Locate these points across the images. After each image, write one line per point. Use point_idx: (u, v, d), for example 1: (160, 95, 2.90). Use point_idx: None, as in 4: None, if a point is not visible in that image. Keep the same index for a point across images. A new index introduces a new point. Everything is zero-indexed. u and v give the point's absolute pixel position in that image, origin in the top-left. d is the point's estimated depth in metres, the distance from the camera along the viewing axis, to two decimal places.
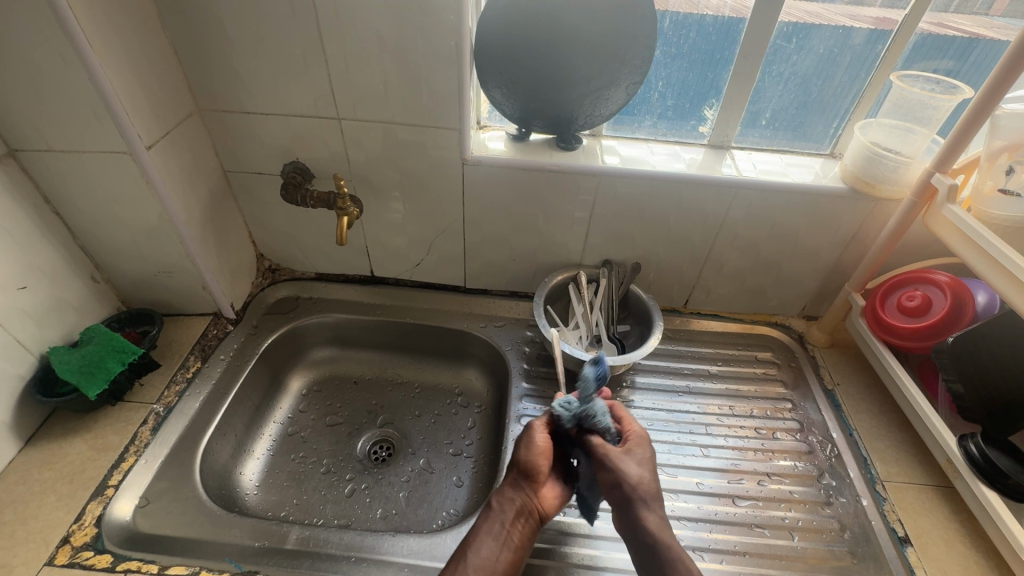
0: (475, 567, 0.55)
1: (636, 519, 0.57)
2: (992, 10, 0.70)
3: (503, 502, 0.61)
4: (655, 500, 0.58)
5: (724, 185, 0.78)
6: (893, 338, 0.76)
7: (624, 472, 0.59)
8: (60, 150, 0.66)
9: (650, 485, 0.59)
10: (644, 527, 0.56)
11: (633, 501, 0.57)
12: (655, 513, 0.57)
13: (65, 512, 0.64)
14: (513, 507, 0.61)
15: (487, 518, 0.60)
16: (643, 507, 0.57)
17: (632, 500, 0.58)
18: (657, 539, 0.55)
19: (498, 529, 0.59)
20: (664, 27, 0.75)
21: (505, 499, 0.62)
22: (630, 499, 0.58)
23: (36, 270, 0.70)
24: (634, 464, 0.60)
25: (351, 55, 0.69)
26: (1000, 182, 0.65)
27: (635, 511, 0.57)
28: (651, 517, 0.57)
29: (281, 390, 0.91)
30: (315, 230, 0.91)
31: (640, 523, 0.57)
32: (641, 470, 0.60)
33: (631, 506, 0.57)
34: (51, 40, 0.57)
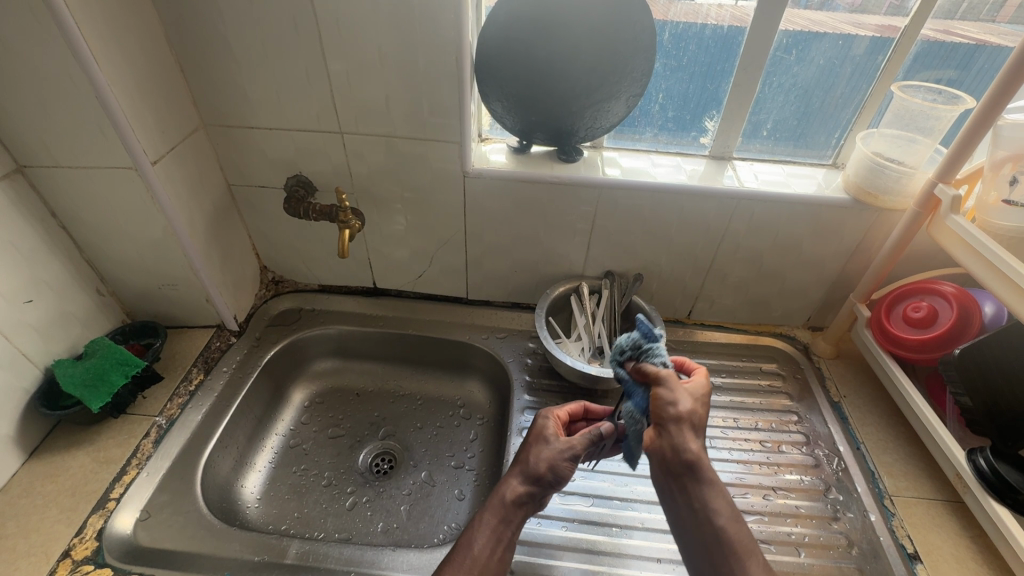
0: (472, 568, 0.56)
1: (680, 443, 0.54)
2: (998, 17, 0.70)
3: (515, 503, 0.60)
4: (700, 428, 0.56)
5: (725, 196, 0.78)
6: (899, 349, 0.76)
7: (676, 398, 0.56)
8: (67, 166, 0.67)
9: (699, 415, 0.56)
10: (684, 449, 0.54)
11: (678, 425, 0.55)
12: (697, 439, 0.55)
13: (66, 526, 0.64)
14: (521, 511, 0.60)
15: (493, 514, 0.60)
16: (687, 432, 0.55)
17: (679, 423, 0.55)
18: (698, 463, 0.54)
19: (501, 531, 0.59)
20: (663, 39, 0.75)
21: (518, 501, 0.60)
22: (680, 424, 0.55)
23: (42, 284, 0.70)
24: (689, 396, 0.57)
25: (353, 70, 0.70)
26: (1004, 193, 0.64)
27: (679, 433, 0.54)
28: (692, 441, 0.55)
29: (283, 402, 0.91)
30: (318, 243, 0.92)
31: (681, 445, 0.54)
32: (695, 403, 0.57)
33: (675, 427, 0.55)
34: (59, 60, 0.58)
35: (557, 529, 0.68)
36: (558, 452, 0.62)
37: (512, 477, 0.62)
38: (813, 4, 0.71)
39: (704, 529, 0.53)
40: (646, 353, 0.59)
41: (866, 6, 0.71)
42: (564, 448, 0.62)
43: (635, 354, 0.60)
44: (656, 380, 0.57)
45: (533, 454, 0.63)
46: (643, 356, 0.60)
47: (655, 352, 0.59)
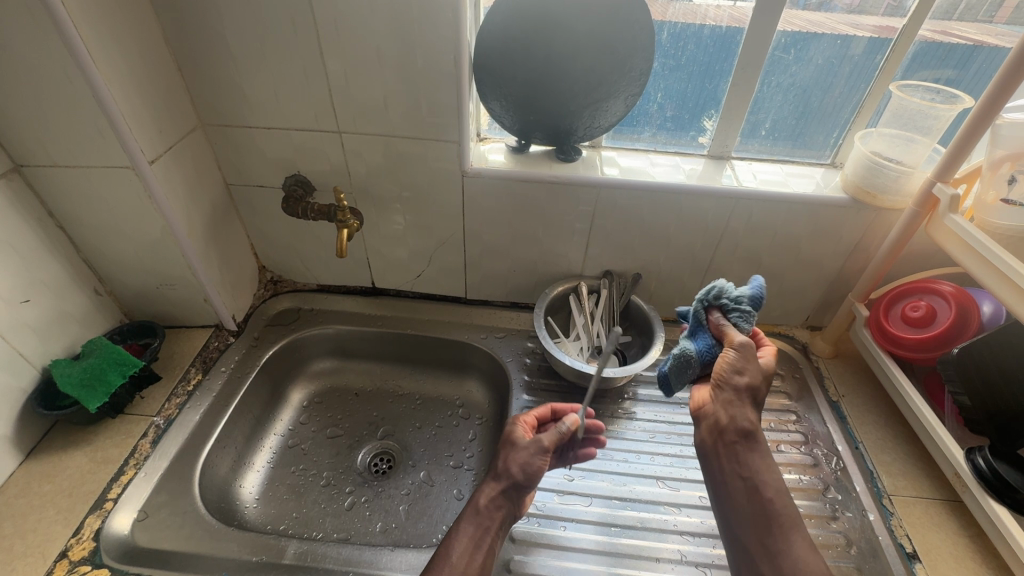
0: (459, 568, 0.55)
1: (744, 412, 0.61)
2: (996, 17, 0.70)
3: (487, 507, 0.61)
4: (761, 401, 0.62)
5: (724, 195, 0.78)
6: (897, 348, 0.76)
7: (749, 368, 0.62)
8: (64, 165, 0.67)
9: (762, 387, 0.63)
10: (744, 418, 0.60)
11: (749, 395, 0.61)
12: (755, 410, 0.62)
13: (64, 526, 0.64)
14: (498, 515, 0.61)
15: (472, 521, 0.60)
16: (748, 405, 0.61)
17: (739, 394, 0.61)
18: (754, 434, 0.60)
19: (482, 535, 0.59)
20: (662, 38, 0.75)
21: (493, 503, 0.61)
22: (741, 394, 0.61)
23: (39, 283, 0.70)
24: (755, 369, 0.62)
25: (352, 70, 0.70)
26: (1002, 192, 0.64)
27: (738, 405, 0.61)
28: (751, 413, 0.61)
29: (282, 402, 0.91)
30: (317, 242, 0.92)
31: (740, 415, 0.61)
32: (761, 377, 0.62)
33: (744, 400, 0.61)
34: (57, 59, 0.58)
35: (556, 529, 0.68)
36: (528, 452, 0.64)
37: (483, 484, 0.63)
38: (812, 4, 0.71)
39: (753, 499, 0.58)
40: (739, 312, 0.65)
41: (864, 6, 0.71)
42: (533, 447, 0.64)
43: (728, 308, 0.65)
44: (733, 344, 0.63)
45: (502, 460, 0.64)
46: (731, 314, 0.65)
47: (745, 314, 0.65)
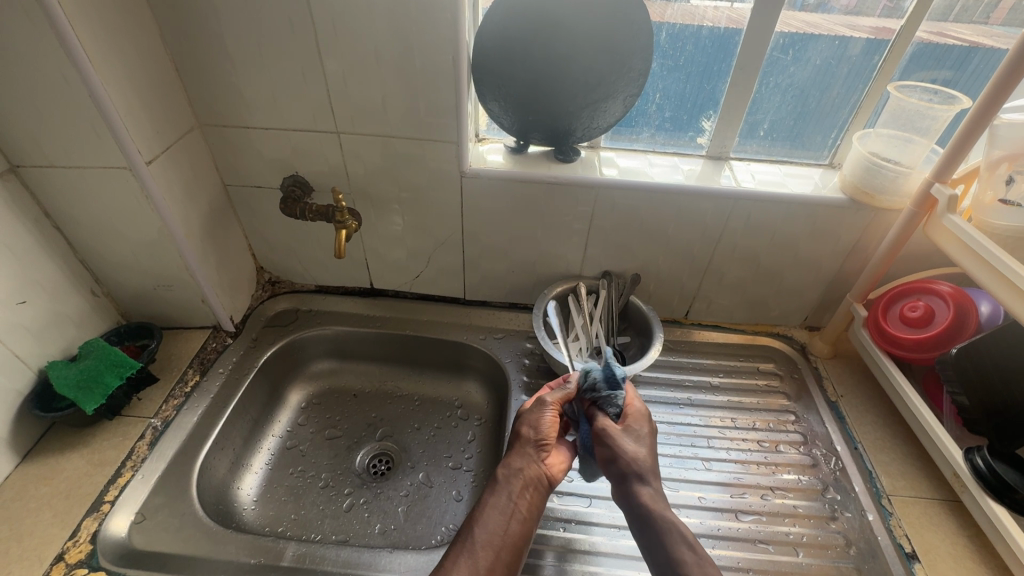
0: (483, 542, 0.56)
1: (634, 493, 0.57)
2: (991, 19, 0.69)
3: (509, 474, 0.62)
4: (648, 474, 0.58)
5: (722, 196, 0.78)
6: (896, 348, 0.76)
7: (620, 445, 0.60)
8: (61, 166, 0.67)
9: (643, 459, 0.59)
10: (636, 500, 0.56)
11: (629, 476, 0.58)
12: (650, 486, 0.57)
13: (60, 529, 0.64)
14: (520, 478, 0.62)
15: (493, 492, 0.61)
16: (641, 480, 0.57)
17: (626, 475, 0.58)
18: (650, 511, 0.55)
19: (505, 501, 0.60)
20: (660, 39, 0.75)
21: (513, 471, 0.62)
22: (628, 473, 0.58)
23: (36, 285, 0.70)
24: (631, 443, 0.61)
25: (350, 71, 0.70)
26: (1000, 193, 0.64)
27: (629, 485, 0.58)
28: (645, 489, 0.57)
29: (280, 404, 0.90)
30: (315, 243, 0.92)
31: (632, 497, 0.57)
32: (636, 446, 0.61)
33: (627, 482, 0.58)
34: (52, 59, 0.57)
35: (555, 530, 0.68)
36: (535, 413, 0.67)
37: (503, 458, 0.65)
38: (809, 5, 0.71)
39: None
40: (604, 400, 0.65)
41: (861, 8, 0.71)
42: (537, 407, 0.68)
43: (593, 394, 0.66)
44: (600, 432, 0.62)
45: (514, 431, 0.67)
46: (601, 400, 0.65)
47: (614, 397, 0.64)
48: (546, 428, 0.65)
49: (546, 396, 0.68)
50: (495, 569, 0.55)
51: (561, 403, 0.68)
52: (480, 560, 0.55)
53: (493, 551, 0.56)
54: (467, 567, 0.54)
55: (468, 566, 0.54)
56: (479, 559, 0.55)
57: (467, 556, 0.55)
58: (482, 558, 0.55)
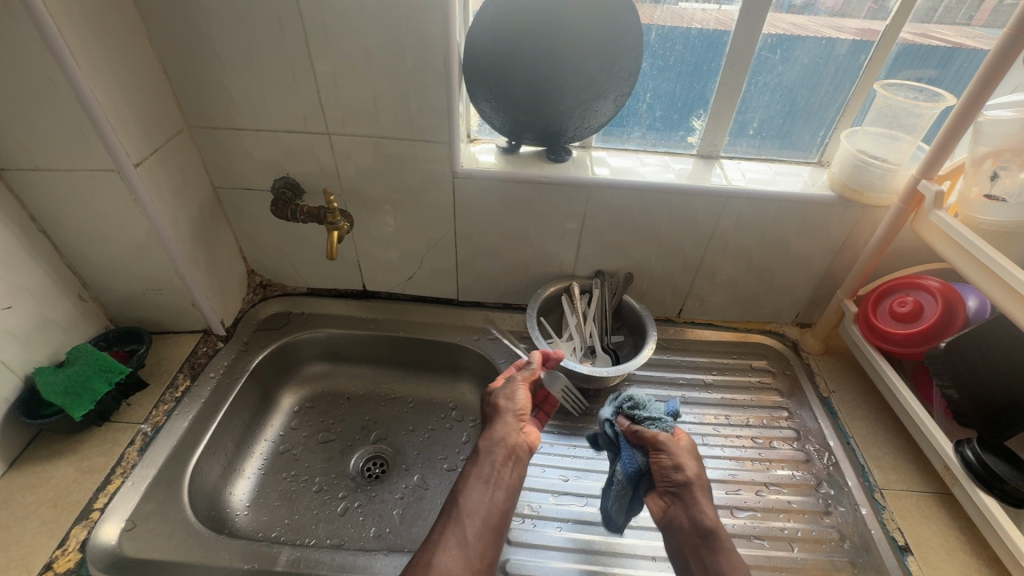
0: (469, 511, 0.59)
1: (694, 508, 0.60)
2: (975, 20, 0.71)
3: (491, 443, 0.65)
4: (707, 493, 0.62)
5: (714, 195, 0.78)
6: (886, 343, 0.76)
7: (683, 463, 0.63)
8: (47, 169, 0.66)
9: (703, 478, 0.63)
10: (699, 515, 0.60)
11: (692, 488, 0.61)
12: (710, 506, 0.61)
13: (48, 538, 0.63)
14: (503, 448, 0.65)
15: (477, 463, 0.64)
16: (702, 498, 0.61)
17: (689, 488, 0.61)
18: (711, 531, 0.59)
19: (489, 471, 0.63)
20: (650, 39, 0.76)
21: (494, 441, 0.65)
22: (689, 488, 0.61)
23: (22, 290, 0.69)
24: (691, 459, 0.64)
25: (341, 73, 0.70)
26: (985, 188, 0.65)
27: (692, 498, 0.61)
28: (706, 507, 0.60)
29: (272, 408, 0.89)
30: (306, 246, 0.91)
31: (695, 512, 0.60)
32: (696, 464, 0.64)
33: (688, 495, 0.61)
34: (39, 61, 0.57)
35: (551, 530, 0.68)
36: (507, 388, 0.71)
37: (483, 431, 0.68)
38: (796, 7, 0.71)
39: None
40: (653, 423, 0.65)
41: (846, 10, 0.72)
42: (509, 383, 0.71)
43: (637, 416, 0.66)
44: (660, 447, 0.64)
45: (491, 406, 0.70)
46: (646, 422, 0.65)
47: (661, 419, 0.65)
48: (522, 399, 0.69)
49: (515, 375, 0.73)
50: (482, 536, 0.58)
51: (529, 379, 0.73)
52: (467, 528, 0.58)
53: (479, 518, 0.59)
54: (456, 534, 0.57)
55: (457, 535, 0.57)
56: (466, 527, 0.58)
57: (455, 524, 0.58)
58: (470, 527, 0.58)
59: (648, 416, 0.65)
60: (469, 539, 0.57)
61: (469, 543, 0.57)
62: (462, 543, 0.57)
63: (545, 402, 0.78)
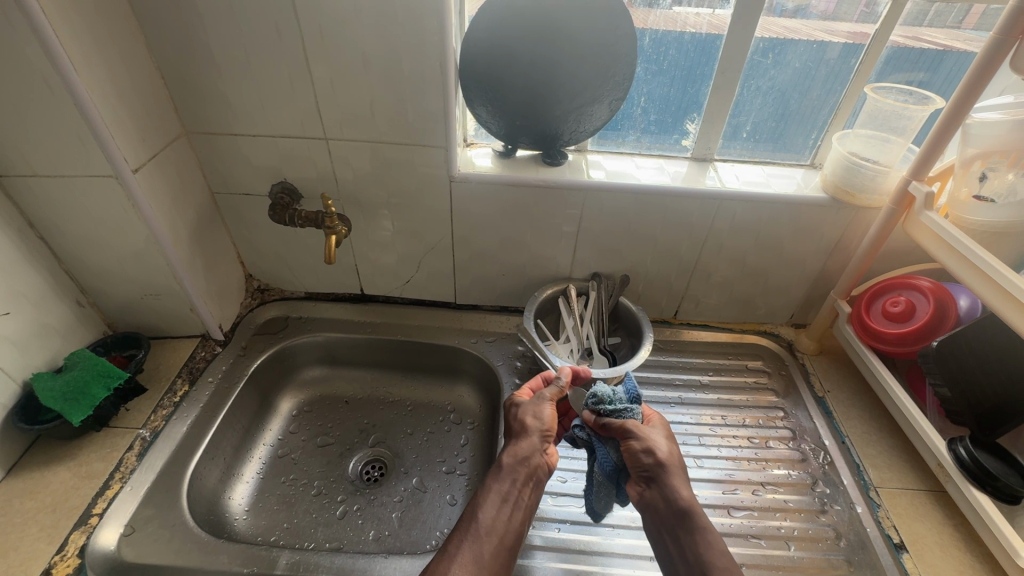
0: (487, 528, 0.58)
1: (669, 488, 0.60)
2: (964, 23, 0.72)
3: (514, 460, 0.63)
4: (683, 472, 0.62)
5: (708, 197, 0.79)
6: (880, 343, 0.77)
7: (653, 443, 0.63)
8: (45, 175, 0.66)
9: (676, 458, 0.63)
10: (675, 495, 0.59)
11: (665, 470, 0.61)
12: (686, 485, 0.60)
13: (47, 543, 0.63)
14: (525, 468, 0.63)
15: (498, 479, 0.62)
16: (675, 478, 0.60)
17: (662, 469, 0.61)
18: (687, 510, 0.58)
19: (509, 489, 0.61)
20: (644, 44, 0.77)
21: (517, 460, 0.63)
22: (662, 470, 0.61)
23: (20, 296, 0.69)
24: (662, 440, 0.64)
25: (339, 79, 0.70)
26: (974, 189, 0.66)
27: (667, 479, 0.60)
28: (681, 486, 0.60)
29: (271, 412, 0.89)
30: (304, 250, 0.91)
31: (670, 492, 0.60)
32: (668, 445, 0.64)
33: (662, 476, 0.60)
34: (38, 69, 0.57)
35: (550, 530, 0.68)
36: (536, 405, 0.68)
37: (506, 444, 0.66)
38: (789, 11, 0.72)
39: None
40: (620, 414, 0.66)
41: (838, 13, 0.73)
42: (538, 399, 0.69)
43: (600, 409, 0.66)
44: (629, 435, 0.64)
45: (516, 420, 0.68)
46: (614, 415, 0.66)
47: (627, 410, 0.66)
48: (550, 421, 0.66)
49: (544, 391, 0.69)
50: (498, 555, 0.57)
51: (558, 398, 0.69)
52: (484, 546, 0.56)
53: (496, 538, 0.57)
54: (472, 551, 0.56)
55: (473, 552, 0.55)
56: (483, 545, 0.56)
57: (473, 541, 0.56)
58: (486, 545, 0.56)
59: (614, 408, 0.66)
60: (485, 559, 0.55)
61: (485, 562, 0.55)
62: (478, 560, 0.55)
63: (564, 417, 0.76)
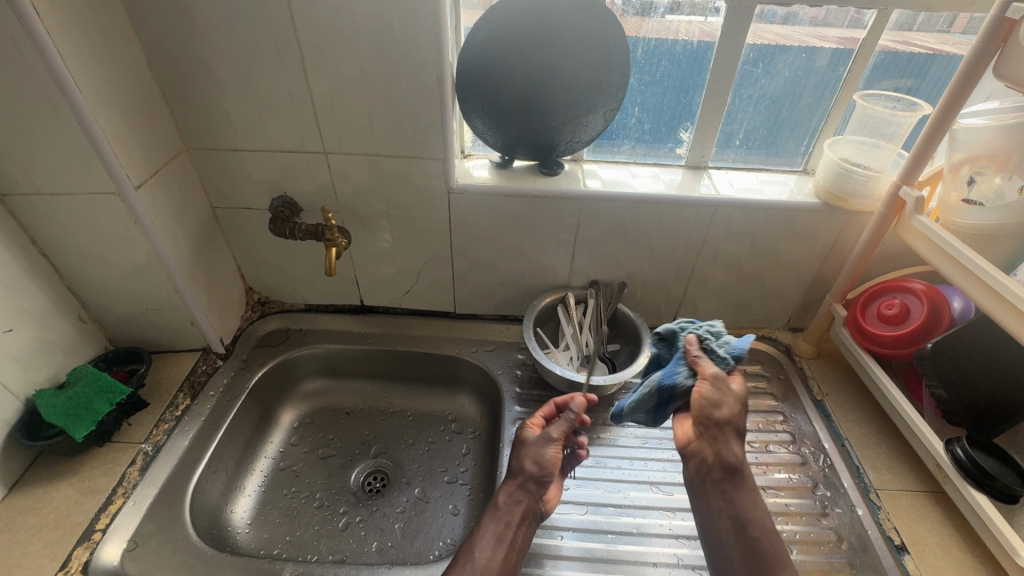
0: (480, 565, 0.60)
1: (727, 449, 0.63)
2: (953, 28, 0.73)
3: (507, 504, 0.65)
4: (741, 435, 0.65)
5: (703, 204, 0.80)
6: (875, 346, 0.78)
7: (724, 402, 0.63)
8: (49, 193, 0.67)
9: (740, 424, 0.64)
10: (728, 455, 0.63)
11: (730, 430, 0.63)
12: (740, 447, 0.64)
13: (50, 560, 0.63)
14: (519, 508, 0.64)
15: (493, 519, 0.64)
16: (733, 441, 0.64)
17: (721, 431, 0.63)
18: (738, 470, 0.63)
19: (503, 530, 0.63)
20: (637, 55, 0.78)
21: (511, 501, 0.65)
22: (721, 429, 0.63)
23: (23, 312, 0.69)
24: (733, 403, 0.64)
25: (337, 95, 0.72)
26: (963, 193, 0.67)
27: (724, 439, 0.63)
28: (734, 447, 0.64)
29: (272, 424, 0.90)
30: (304, 263, 0.92)
31: (725, 451, 0.63)
32: (737, 410, 0.64)
33: (724, 436, 0.63)
34: (42, 90, 0.58)
35: (553, 538, 0.68)
36: (539, 449, 0.68)
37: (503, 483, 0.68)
38: (779, 19, 0.74)
39: (741, 536, 0.61)
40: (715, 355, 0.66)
41: (829, 19, 0.73)
42: (541, 441, 0.69)
43: (710, 346, 0.67)
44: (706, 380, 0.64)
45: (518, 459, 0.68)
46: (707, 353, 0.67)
47: (722, 359, 0.66)
48: (550, 466, 0.66)
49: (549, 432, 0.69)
50: None
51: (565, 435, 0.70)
52: None
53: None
54: None
55: None
56: None
57: None
58: None
59: (716, 352, 0.66)
60: None
61: None
62: None
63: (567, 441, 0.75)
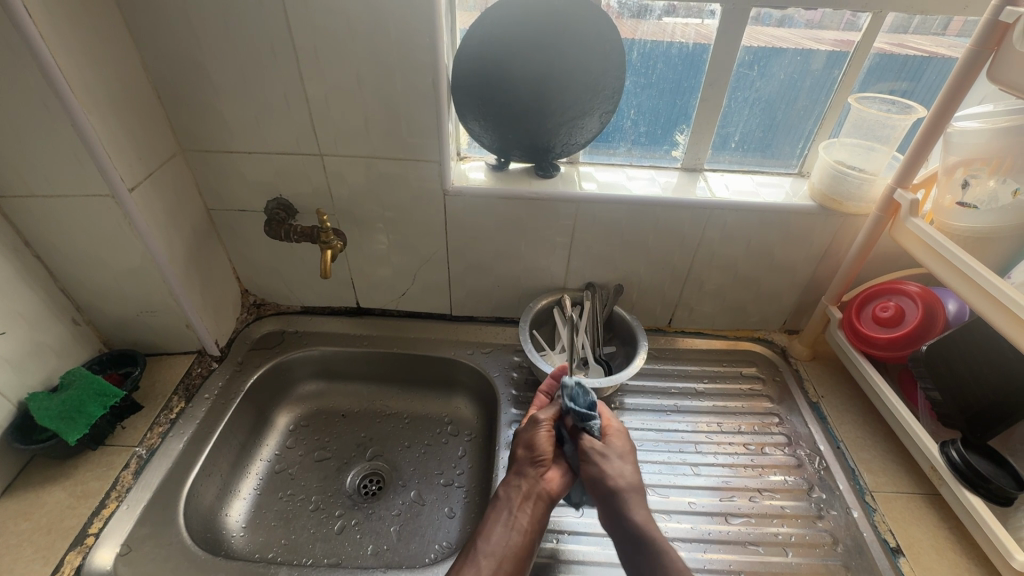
0: (485, 551, 0.59)
1: (625, 513, 0.61)
2: (947, 30, 0.74)
3: (508, 490, 0.65)
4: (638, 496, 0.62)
5: (698, 206, 0.80)
6: (870, 348, 0.78)
7: (612, 469, 0.64)
8: (42, 196, 0.67)
9: (635, 481, 0.64)
10: (633, 521, 0.60)
11: (621, 495, 0.62)
12: (642, 508, 0.61)
13: (43, 564, 0.62)
14: (519, 492, 0.64)
15: (495, 507, 0.63)
16: (631, 503, 0.61)
17: (623, 495, 0.62)
18: (643, 533, 0.59)
19: (506, 515, 0.62)
20: (632, 57, 0.78)
21: (511, 488, 0.65)
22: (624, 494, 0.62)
23: (16, 316, 0.69)
24: (619, 463, 0.64)
25: (332, 97, 0.71)
26: (958, 196, 0.67)
27: (622, 504, 0.61)
28: (638, 510, 0.61)
29: (267, 427, 0.89)
30: (300, 265, 0.92)
31: (628, 517, 0.61)
32: (625, 467, 0.64)
33: (619, 500, 0.62)
34: (34, 92, 0.58)
35: (549, 541, 0.68)
36: (530, 432, 0.68)
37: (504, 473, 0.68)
38: (775, 20, 0.74)
39: None
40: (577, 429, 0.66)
41: (824, 22, 0.74)
42: (532, 424, 0.69)
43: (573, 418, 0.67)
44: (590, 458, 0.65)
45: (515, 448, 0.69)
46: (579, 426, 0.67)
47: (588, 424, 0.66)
48: (542, 445, 0.66)
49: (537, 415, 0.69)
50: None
51: (554, 417, 0.69)
52: (482, 569, 0.57)
53: (495, 560, 0.58)
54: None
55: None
56: (481, 568, 0.58)
57: (470, 566, 0.58)
58: (484, 566, 0.58)
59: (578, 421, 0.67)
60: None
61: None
62: None
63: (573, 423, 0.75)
